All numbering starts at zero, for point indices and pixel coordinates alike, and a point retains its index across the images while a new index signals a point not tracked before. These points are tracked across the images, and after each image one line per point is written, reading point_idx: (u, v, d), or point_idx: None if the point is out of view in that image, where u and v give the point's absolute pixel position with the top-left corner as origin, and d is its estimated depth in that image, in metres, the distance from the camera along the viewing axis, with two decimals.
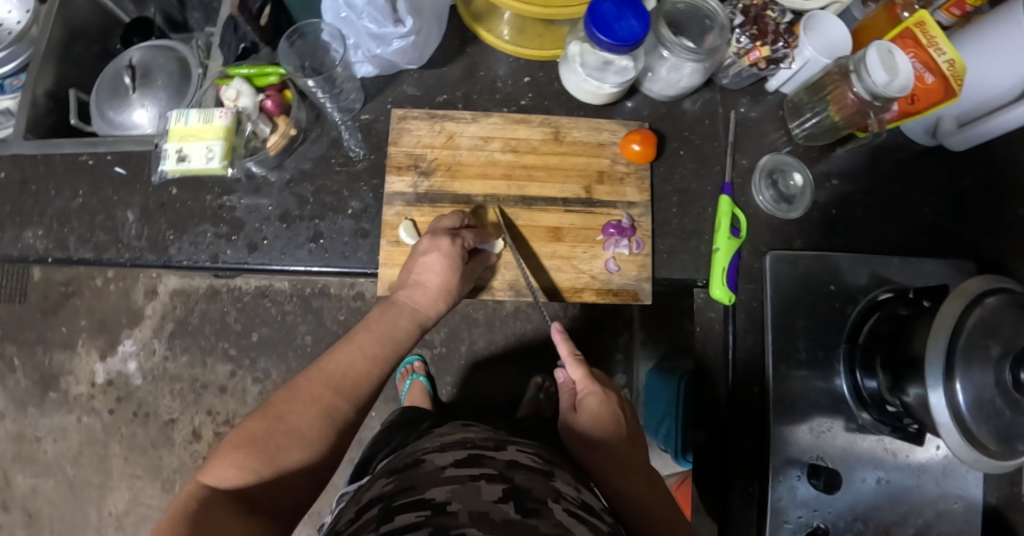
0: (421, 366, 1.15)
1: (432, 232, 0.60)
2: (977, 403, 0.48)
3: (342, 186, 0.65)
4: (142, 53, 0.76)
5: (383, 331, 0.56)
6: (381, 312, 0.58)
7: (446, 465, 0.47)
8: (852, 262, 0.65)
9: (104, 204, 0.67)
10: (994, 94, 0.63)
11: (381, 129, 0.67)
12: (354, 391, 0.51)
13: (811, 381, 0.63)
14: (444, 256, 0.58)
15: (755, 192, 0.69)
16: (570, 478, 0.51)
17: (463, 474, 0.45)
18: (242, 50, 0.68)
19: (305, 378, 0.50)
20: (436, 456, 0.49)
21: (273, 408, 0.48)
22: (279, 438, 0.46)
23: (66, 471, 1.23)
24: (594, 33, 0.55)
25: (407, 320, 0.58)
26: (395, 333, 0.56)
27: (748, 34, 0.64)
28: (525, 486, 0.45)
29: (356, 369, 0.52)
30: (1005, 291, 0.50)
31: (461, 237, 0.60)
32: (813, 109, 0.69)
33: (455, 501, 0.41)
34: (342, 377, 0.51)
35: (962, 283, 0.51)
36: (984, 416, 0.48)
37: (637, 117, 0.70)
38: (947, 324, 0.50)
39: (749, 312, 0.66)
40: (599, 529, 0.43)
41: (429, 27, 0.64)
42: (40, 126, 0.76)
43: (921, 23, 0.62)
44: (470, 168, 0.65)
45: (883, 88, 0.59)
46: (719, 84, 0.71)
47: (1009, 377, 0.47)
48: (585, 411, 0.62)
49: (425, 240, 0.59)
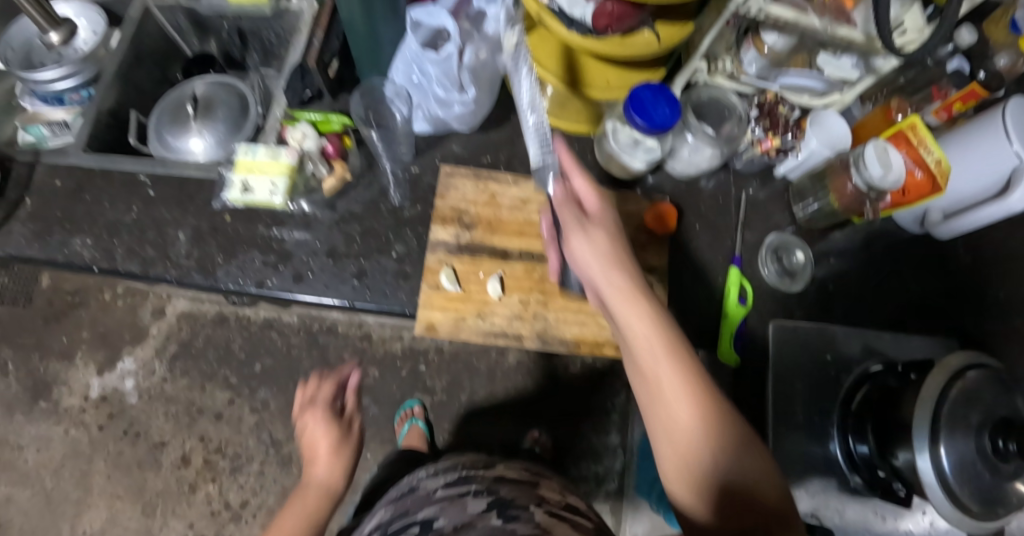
0: (420, 411, 1.08)
1: (298, 412, 0.67)
2: (959, 465, 0.53)
3: (388, 231, 0.69)
4: (207, 87, 0.83)
5: (301, 503, 0.62)
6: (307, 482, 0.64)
7: (437, 487, 0.51)
8: (846, 334, 0.72)
9: (158, 221, 0.73)
10: (980, 190, 0.71)
11: (427, 182, 0.71)
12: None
13: (809, 444, 0.68)
14: (318, 421, 0.65)
15: (761, 265, 0.75)
16: (555, 486, 0.54)
17: (453, 493, 0.49)
18: (307, 96, 0.73)
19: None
20: (429, 481, 0.54)
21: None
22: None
23: (44, 482, 1.18)
24: (632, 116, 0.61)
25: (315, 496, 0.63)
26: (312, 510, 0.62)
27: (761, 125, 0.75)
28: (510, 496, 0.47)
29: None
30: (985, 365, 0.56)
31: (324, 401, 0.66)
32: (815, 196, 0.76)
33: (441, 518, 0.45)
34: None
35: (945, 358, 0.57)
36: (966, 478, 0.53)
37: (660, 191, 0.77)
38: (932, 393, 0.56)
39: (753, 376, 0.71)
40: (581, 525, 0.45)
41: (483, 99, 0.69)
42: (99, 140, 0.82)
43: (913, 126, 0.71)
44: (509, 225, 0.67)
45: (879, 180, 0.67)
46: (734, 168, 0.79)
47: (988, 444, 0.52)
48: (596, 232, 0.52)
49: (301, 418, 0.66)
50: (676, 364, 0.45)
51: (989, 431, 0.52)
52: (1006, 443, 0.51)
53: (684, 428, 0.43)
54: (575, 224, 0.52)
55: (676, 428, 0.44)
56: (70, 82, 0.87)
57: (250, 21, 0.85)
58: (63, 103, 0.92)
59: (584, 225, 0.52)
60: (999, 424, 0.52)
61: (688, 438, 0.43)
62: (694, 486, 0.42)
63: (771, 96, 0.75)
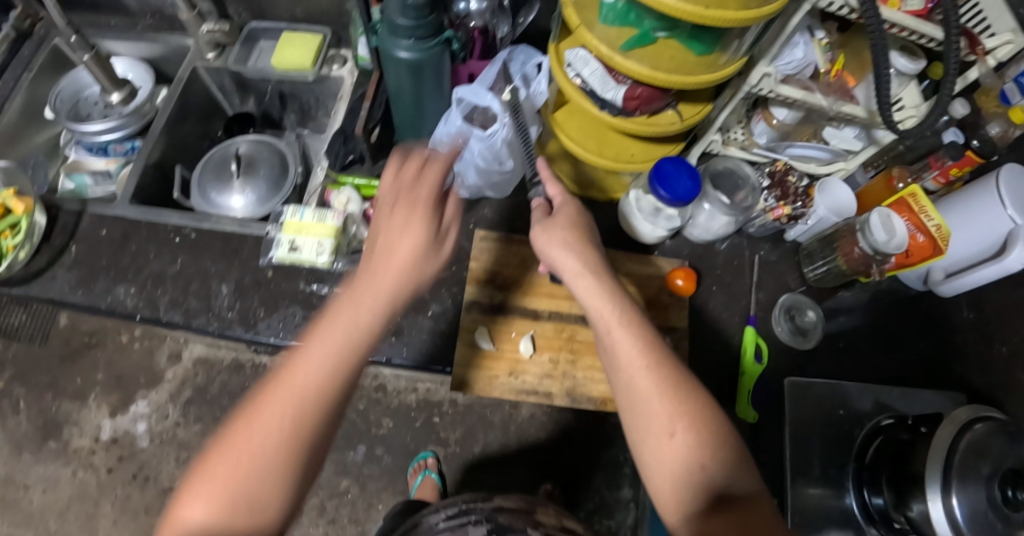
0: None
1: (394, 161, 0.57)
2: (971, 515, 0.55)
3: (425, 289, 0.73)
4: (249, 145, 0.87)
5: (348, 324, 0.47)
6: (319, 334, 0.47)
7: (439, 521, 0.51)
8: (859, 391, 0.75)
9: (201, 272, 0.77)
10: (980, 250, 0.75)
11: (461, 245, 0.76)
12: (314, 410, 0.45)
13: (825, 496, 0.70)
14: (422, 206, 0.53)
15: (775, 323, 0.79)
16: (553, 512, 0.53)
17: (455, 524, 0.49)
18: (348, 160, 0.76)
19: (262, 398, 0.45)
20: (431, 516, 0.54)
21: (240, 426, 0.43)
22: (251, 443, 0.42)
23: None
24: (656, 188, 0.66)
25: (408, 260, 0.51)
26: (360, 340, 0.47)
27: (773, 195, 0.79)
28: (507, 525, 0.48)
29: (315, 370, 0.46)
30: (992, 418, 0.59)
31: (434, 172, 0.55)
32: (824, 259, 0.80)
33: None
34: (317, 384, 0.45)
35: (954, 411, 0.61)
36: (978, 527, 0.55)
37: (678, 254, 0.82)
38: (945, 441, 0.60)
39: (771, 431, 0.74)
40: None
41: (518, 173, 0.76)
42: (144, 192, 0.85)
43: (913, 195, 0.76)
44: (539, 287, 0.71)
45: (884, 245, 0.71)
46: (747, 231, 0.84)
47: (1000, 494, 0.55)
48: (558, 221, 0.60)
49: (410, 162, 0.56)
50: (651, 352, 0.50)
51: (999, 482, 0.55)
52: (1016, 493, 0.54)
53: (661, 411, 0.47)
54: (559, 239, 0.58)
55: (651, 415, 0.47)
56: (116, 133, 0.92)
57: (291, 85, 0.90)
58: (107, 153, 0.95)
59: (566, 239, 0.58)
60: (1010, 474, 0.55)
61: (664, 419, 0.46)
62: (671, 463, 0.45)
63: (781, 166, 0.80)
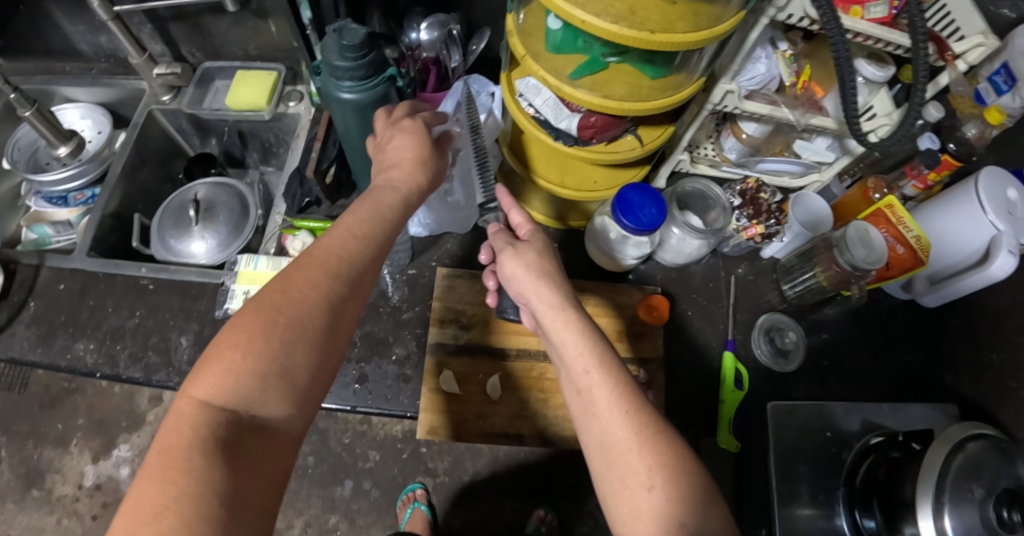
0: None
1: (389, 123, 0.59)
2: None
3: (388, 334, 0.75)
4: (207, 188, 0.85)
5: (350, 249, 0.47)
6: (342, 232, 0.48)
7: None
8: (845, 410, 0.71)
9: (160, 326, 0.75)
10: (969, 251, 0.71)
11: (424, 283, 0.78)
12: (340, 306, 0.45)
13: (816, 520, 0.66)
14: (414, 134, 0.57)
15: (754, 346, 0.77)
16: None
17: None
18: (305, 203, 0.76)
19: (293, 268, 0.44)
20: None
21: (266, 298, 0.42)
22: (278, 332, 0.41)
23: None
24: (619, 216, 0.63)
25: (394, 199, 0.53)
26: (360, 255, 0.47)
27: (745, 214, 0.77)
28: None
29: (327, 277, 0.44)
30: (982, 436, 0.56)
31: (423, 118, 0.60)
32: (803, 274, 0.78)
33: None
34: (337, 261, 0.46)
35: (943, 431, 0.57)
36: None
37: (652, 280, 0.81)
38: (937, 461, 0.56)
39: (754, 458, 0.72)
40: None
41: (469, 211, 0.79)
42: (103, 243, 0.83)
43: (891, 206, 0.74)
44: (506, 324, 0.74)
45: (861, 262, 0.69)
46: (722, 252, 0.82)
47: (993, 515, 0.51)
48: (529, 254, 0.56)
49: (390, 128, 0.58)
50: (629, 399, 0.46)
51: (993, 502, 0.52)
52: (1010, 514, 0.50)
53: (640, 464, 0.43)
54: (530, 275, 0.55)
55: (627, 466, 0.44)
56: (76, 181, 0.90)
57: (250, 124, 0.89)
58: (67, 204, 0.92)
59: (538, 275, 0.54)
60: (1003, 495, 0.52)
61: (642, 470, 0.43)
62: (648, 519, 0.42)
63: (752, 183, 0.78)
